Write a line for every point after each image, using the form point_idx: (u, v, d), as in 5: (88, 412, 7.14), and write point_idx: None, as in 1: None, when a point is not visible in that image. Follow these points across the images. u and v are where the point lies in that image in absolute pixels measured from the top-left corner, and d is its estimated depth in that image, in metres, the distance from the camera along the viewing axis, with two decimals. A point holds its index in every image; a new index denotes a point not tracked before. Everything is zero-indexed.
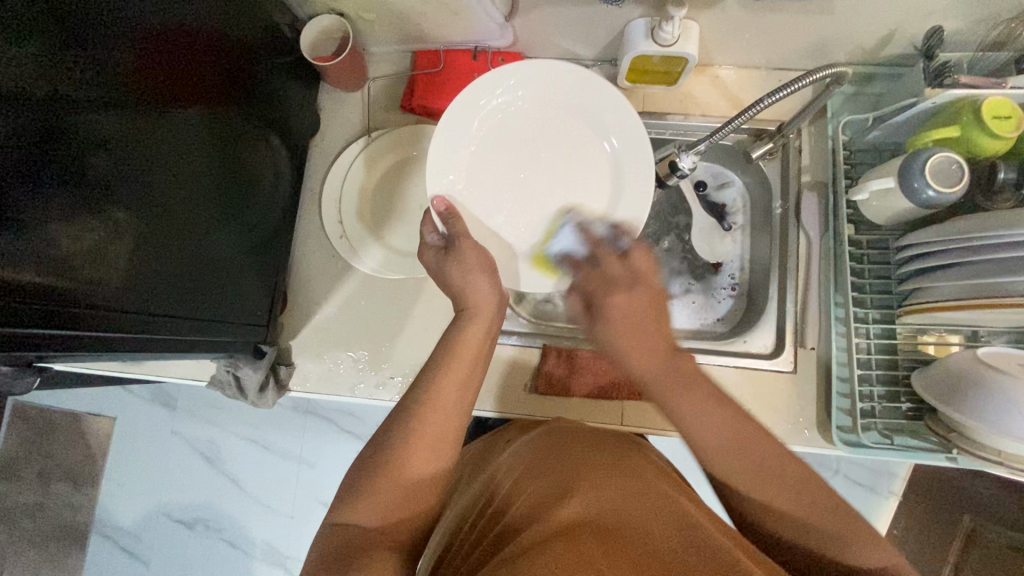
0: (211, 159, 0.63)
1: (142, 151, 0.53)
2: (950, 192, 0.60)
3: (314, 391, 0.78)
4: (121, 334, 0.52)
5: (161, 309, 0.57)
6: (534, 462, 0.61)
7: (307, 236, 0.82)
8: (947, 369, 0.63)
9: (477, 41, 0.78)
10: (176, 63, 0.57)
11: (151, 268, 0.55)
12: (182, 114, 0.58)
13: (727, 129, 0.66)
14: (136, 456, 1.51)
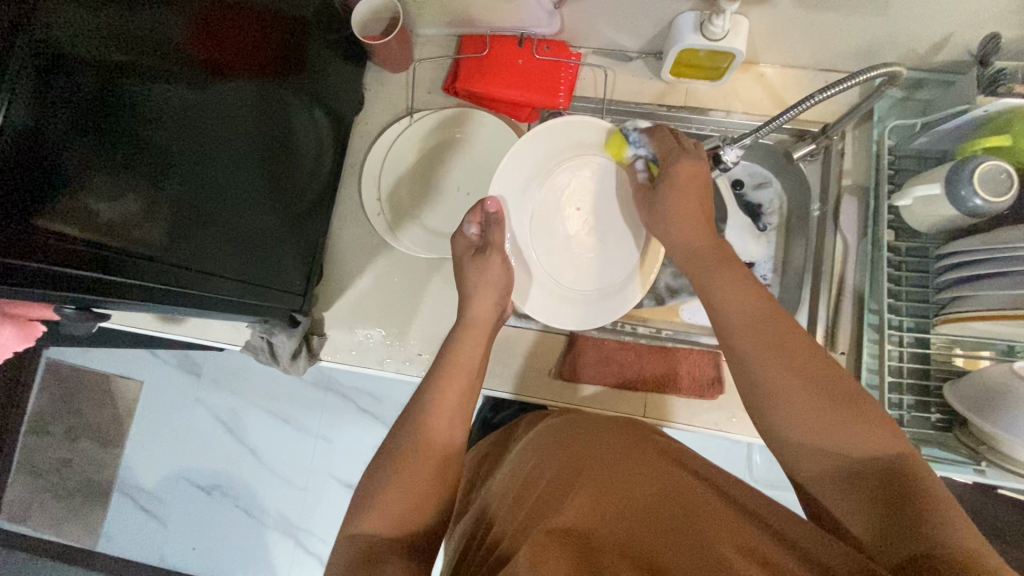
0: (257, 131, 0.65)
1: (190, 116, 0.55)
2: (996, 202, 0.60)
3: (343, 363, 0.80)
4: (161, 290, 0.54)
5: (204, 273, 0.59)
6: (551, 449, 0.62)
7: (346, 212, 0.83)
8: (981, 381, 0.63)
9: (524, 27, 0.79)
10: (229, 33, 0.58)
11: (193, 230, 0.57)
12: (233, 85, 0.60)
13: (775, 124, 0.64)
14: (161, 419, 1.56)
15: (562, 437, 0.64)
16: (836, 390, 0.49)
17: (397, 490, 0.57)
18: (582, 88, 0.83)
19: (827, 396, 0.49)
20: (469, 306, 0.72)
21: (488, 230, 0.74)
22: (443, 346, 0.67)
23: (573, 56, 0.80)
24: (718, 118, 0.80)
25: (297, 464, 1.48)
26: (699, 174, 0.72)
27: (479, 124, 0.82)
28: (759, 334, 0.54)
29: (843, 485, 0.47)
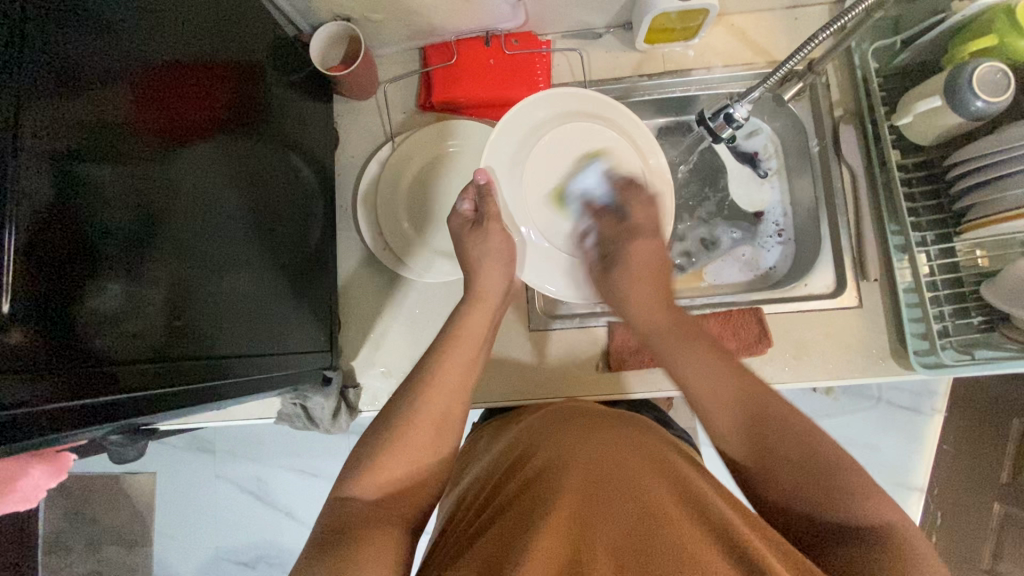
0: (234, 195, 0.59)
1: (170, 195, 0.49)
2: (997, 101, 0.60)
3: (386, 409, 0.76)
4: (189, 388, 0.48)
5: (220, 359, 0.53)
6: (549, 431, 0.57)
7: (348, 254, 0.79)
8: (1020, 276, 0.63)
9: (489, 26, 0.76)
10: (192, 96, 0.52)
11: (201, 317, 0.52)
12: (199, 150, 0.53)
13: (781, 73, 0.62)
14: (185, 506, 1.49)
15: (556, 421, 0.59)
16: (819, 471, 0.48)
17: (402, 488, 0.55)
18: (559, 75, 0.80)
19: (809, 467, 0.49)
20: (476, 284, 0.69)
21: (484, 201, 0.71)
22: (456, 360, 0.63)
23: (544, 45, 0.78)
24: (700, 76, 0.79)
25: None
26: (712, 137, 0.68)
27: (467, 135, 0.78)
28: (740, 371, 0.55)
29: (832, 537, 0.46)
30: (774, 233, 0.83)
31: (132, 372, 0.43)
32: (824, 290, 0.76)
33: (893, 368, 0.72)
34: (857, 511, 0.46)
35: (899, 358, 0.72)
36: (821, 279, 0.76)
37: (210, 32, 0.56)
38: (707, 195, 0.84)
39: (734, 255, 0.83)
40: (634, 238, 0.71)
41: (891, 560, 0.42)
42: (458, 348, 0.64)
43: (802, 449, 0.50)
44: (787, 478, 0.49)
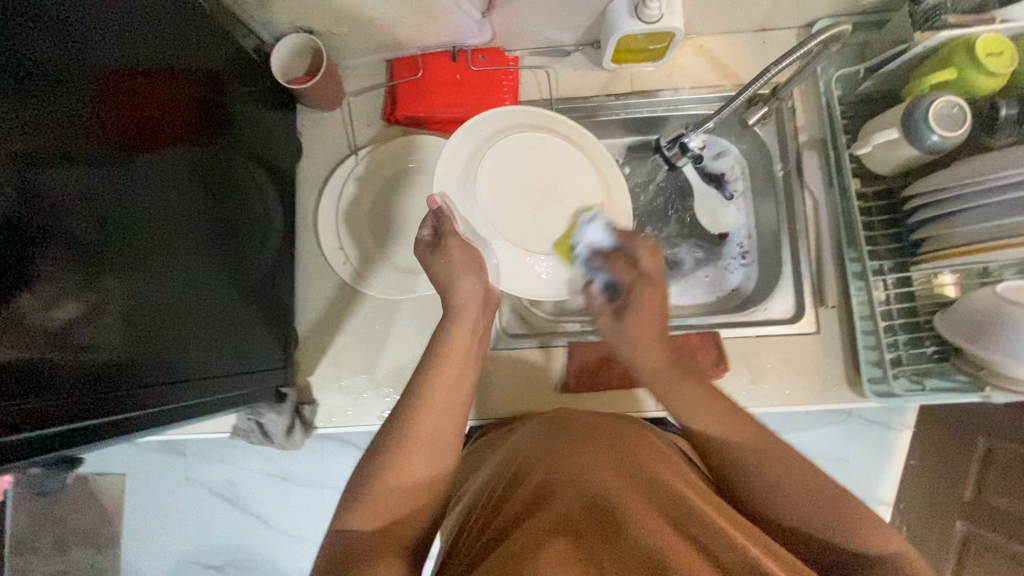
0: (195, 217, 0.59)
1: (127, 209, 0.49)
2: (952, 136, 0.61)
3: (342, 426, 0.75)
4: (125, 404, 0.49)
5: (166, 375, 0.53)
6: (544, 445, 0.57)
7: (309, 268, 0.78)
8: (970, 308, 0.64)
9: (455, 40, 0.75)
10: (150, 109, 0.53)
11: (153, 331, 0.52)
12: (159, 162, 0.54)
13: (735, 104, 0.63)
14: (156, 507, 1.47)
15: (552, 432, 0.60)
16: (809, 528, 0.51)
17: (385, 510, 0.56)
18: (526, 92, 0.80)
19: (795, 483, 0.53)
20: (454, 296, 0.66)
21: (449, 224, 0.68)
22: (443, 366, 0.63)
23: (511, 61, 0.78)
24: (668, 97, 0.79)
25: (306, 518, 1.44)
26: (668, 163, 0.70)
27: (433, 151, 0.78)
28: (732, 430, 0.57)
29: (843, 566, 0.50)
30: (737, 255, 0.83)
31: (66, 402, 0.43)
32: (782, 315, 0.76)
33: (847, 395, 0.73)
34: (831, 532, 0.51)
35: (854, 385, 0.73)
36: (780, 304, 0.77)
37: (173, 42, 0.56)
38: (671, 215, 0.84)
39: (695, 277, 0.83)
40: (643, 286, 0.64)
41: (884, 560, 0.48)
42: (443, 363, 0.63)
43: (796, 468, 0.53)
44: (789, 497, 0.53)
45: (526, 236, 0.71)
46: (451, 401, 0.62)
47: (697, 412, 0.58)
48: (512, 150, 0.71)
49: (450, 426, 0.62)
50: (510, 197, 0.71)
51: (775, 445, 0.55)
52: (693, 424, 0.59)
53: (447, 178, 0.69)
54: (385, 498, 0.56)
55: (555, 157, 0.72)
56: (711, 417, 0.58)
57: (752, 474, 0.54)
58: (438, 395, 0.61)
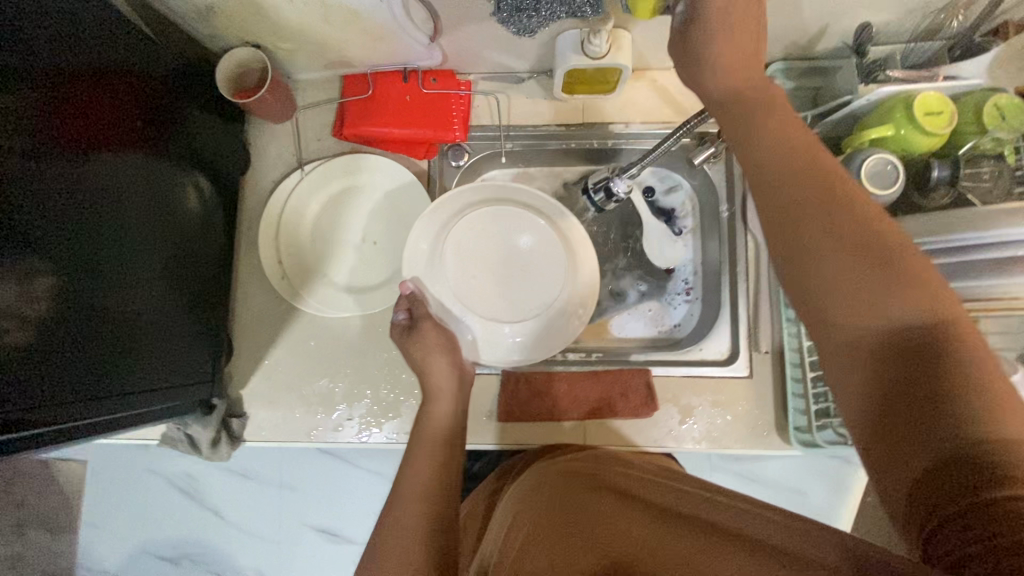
0: (129, 229, 0.62)
1: (55, 199, 0.53)
2: (883, 194, 0.60)
3: (270, 440, 0.76)
4: (29, 385, 0.50)
5: (78, 364, 0.55)
6: (531, 496, 0.57)
7: (249, 280, 0.79)
8: None
9: (406, 61, 0.75)
10: (85, 109, 0.57)
11: (69, 321, 0.54)
12: (93, 158, 0.58)
13: (662, 146, 0.62)
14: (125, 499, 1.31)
15: (539, 482, 0.60)
16: (878, 253, 0.41)
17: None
18: (477, 116, 0.80)
19: (866, 252, 0.42)
20: (428, 379, 0.69)
21: (417, 309, 0.74)
22: (427, 438, 0.65)
23: (462, 85, 0.78)
24: (618, 130, 0.78)
25: (262, 520, 1.27)
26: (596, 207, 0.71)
27: (378, 172, 0.78)
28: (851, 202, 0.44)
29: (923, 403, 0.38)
30: (682, 291, 0.83)
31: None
32: (716, 357, 0.76)
33: (775, 442, 0.73)
34: (900, 309, 0.40)
35: (782, 432, 0.73)
36: (715, 344, 0.77)
37: (113, 47, 0.60)
38: (619, 247, 0.84)
39: (640, 310, 0.83)
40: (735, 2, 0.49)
41: (975, 395, 0.37)
42: (423, 442, 0.65)
43: (863, 229, 0.43)
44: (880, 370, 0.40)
45: (496, 308, 0.79)
46: (442, 443, 0.65)
47: (781, 130, 0.47)
48: (475, 226, 0.79)
49: (449, 480, 0.63)
50: (479, 271, 0.79)
51: (832, 171, 0.45)
52: (761, 148, 0.48)
53: (414, 266, 0.76)
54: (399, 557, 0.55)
55: (519, 230, 0.79)
56: (821, 233, 0.43)
57: (829, 293, 0.43)
58: (428, 444, 0.64)
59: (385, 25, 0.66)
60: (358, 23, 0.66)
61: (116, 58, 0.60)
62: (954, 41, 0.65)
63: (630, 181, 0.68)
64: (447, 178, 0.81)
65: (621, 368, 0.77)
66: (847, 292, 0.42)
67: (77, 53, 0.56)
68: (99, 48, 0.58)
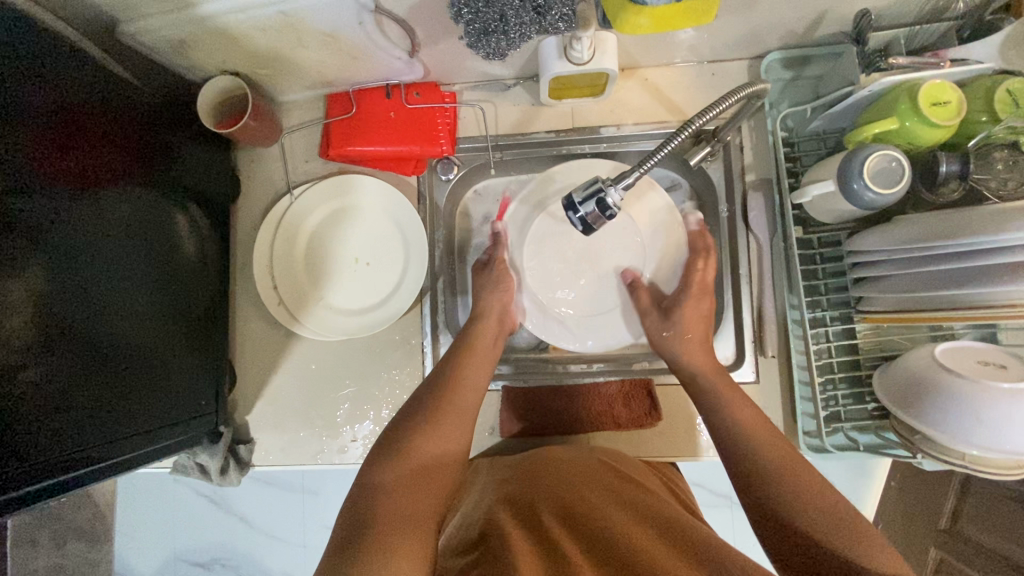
0: (121, 270, 0.62)
1: (50, 240, 0.55)
2: (889, 193, 0.57)
3: (278, 464, 0.77)
4: (28, 428, 0.51)
5: (77, 403, 0.55)
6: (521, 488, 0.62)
7: (248, 308, 0.80)
8: (905, 372, 0.61)
9: (387, 78, 0.74)
10: (74, 148, 0.57)
11: (68, 359, 0.55)
12: (87, 195, 0.59)
13: (660, 154, 0.51)
14: (152, 512, 1.30)
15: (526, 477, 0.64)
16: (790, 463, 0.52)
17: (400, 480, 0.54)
18: (465, 129, 0.78)
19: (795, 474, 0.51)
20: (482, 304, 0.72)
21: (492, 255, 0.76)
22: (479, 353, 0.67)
23: (447, 97, 0.76)
24: (610, 133, 0.76)
25: (287, 524, 1.26)
26: (584, 228, 0.52)
27: (367, 192, 0.78)
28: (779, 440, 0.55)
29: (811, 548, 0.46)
30: None
31: None
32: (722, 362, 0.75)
33: None
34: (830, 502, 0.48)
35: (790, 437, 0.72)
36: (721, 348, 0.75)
37: (99, 84, 0.60)
38: None
39: None
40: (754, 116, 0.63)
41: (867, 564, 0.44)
42: (474, 356, 0.67)
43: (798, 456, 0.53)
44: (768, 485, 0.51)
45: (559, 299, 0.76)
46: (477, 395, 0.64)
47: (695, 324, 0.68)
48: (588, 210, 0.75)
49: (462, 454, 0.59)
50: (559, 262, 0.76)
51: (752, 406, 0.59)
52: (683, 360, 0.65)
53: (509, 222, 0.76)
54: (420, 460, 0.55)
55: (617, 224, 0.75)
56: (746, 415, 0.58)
57: (775, 483, 0.51)
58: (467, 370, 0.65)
59: (362, 45, 0.64)
60: (334, 45, 0.65)
61: (91, 96, 0.59)
62: (961, 19, 0.61)
63: (627, 190, 0.51)
64: (437, 192, 0.80)
65: (622, 379, 0.76)
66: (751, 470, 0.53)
67: (58, 91, 0.56)
68: (84, 86, 0.59)
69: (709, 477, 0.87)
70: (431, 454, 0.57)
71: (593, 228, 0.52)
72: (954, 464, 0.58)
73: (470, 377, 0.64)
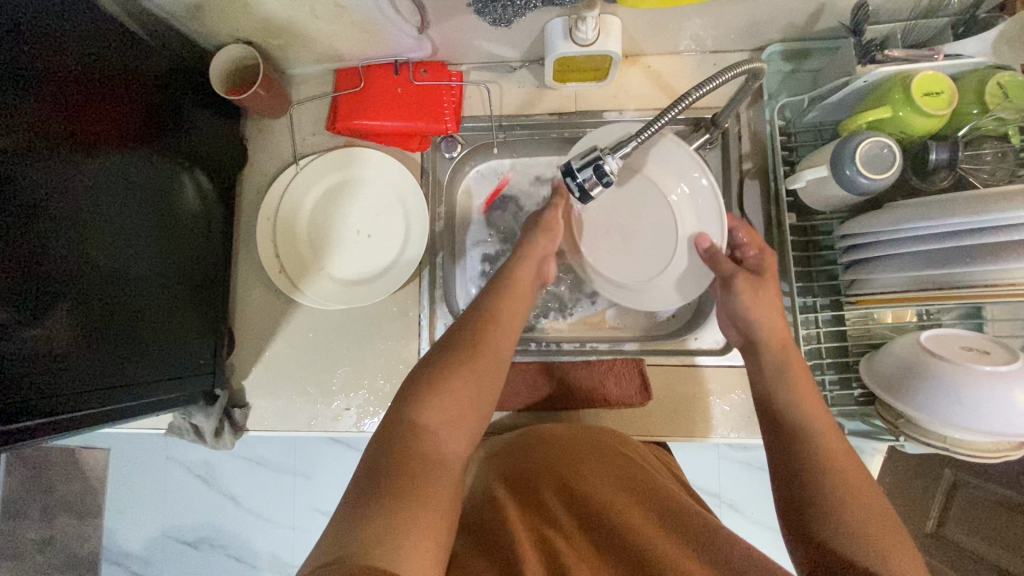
0: (132, 230, 0.63)
1: (74, 197, 0.56)
2: (880, 178, 0.58)
3: (271, 430, 0.78)
4: (46, 375, 0.52)
5: (88, 355, 0.57)
6: (530, 466, 0.62)
7: (249, 275, 0.81)
8: (892, 356, 0.62)
9: (395, 54, 0.75)
10: (93, 108, 0.59)
11: (84, 315, 0.56)
12: (106, 156, 0.60)
13: (657, 125, 0.53)
14: (142, 488, 1.29)
15: (543, 449, 0.64)
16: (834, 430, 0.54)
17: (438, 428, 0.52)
18: (470, 108, 0.80)
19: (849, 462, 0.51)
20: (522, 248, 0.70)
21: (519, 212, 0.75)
22: (514, 296, 0.65)
23: (453, 76, 0.78)
24: (612, 118, 0.78)
25: (278, 504, 1.25)
26: (579, 195, 0.54)
27: (370, 165, 0.80)
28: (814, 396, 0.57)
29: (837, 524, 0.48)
30: None
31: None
32: (713, 346, 0.76)
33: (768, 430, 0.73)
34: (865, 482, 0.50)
35: None
36: (711, 334, 0.77)
37: (116, 48, 0.62)
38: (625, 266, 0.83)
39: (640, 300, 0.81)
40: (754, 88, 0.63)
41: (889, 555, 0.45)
42: (505, 300, 0.64)
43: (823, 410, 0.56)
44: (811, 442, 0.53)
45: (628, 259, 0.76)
46: (507, 343, 0.61)
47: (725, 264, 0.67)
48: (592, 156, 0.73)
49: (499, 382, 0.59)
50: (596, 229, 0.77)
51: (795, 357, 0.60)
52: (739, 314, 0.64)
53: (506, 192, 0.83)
54: (449, 415, 0.54)
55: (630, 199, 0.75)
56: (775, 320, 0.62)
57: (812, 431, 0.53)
58: (509, 309, 0.64)
59: (373, 18, 0.66)
60: (345, 18, 0.66)
61: (109, 58, 0.61)
62: (959, 15, 0.63)
63: (624, 159, 0.53)
64: (441, 169, 0.82)
65: (614, 359, 0.77)
66: (795, 433, 0.54)
67: (79, 51, 0.58)
68: (106, 50, 0.61)
69: (700, 472, 0.94)
70: (465, 399, 0.55)
71: (588, 196, 0.54)
72: (936, 446, 0.60)
73: (505, 320, 0.62)
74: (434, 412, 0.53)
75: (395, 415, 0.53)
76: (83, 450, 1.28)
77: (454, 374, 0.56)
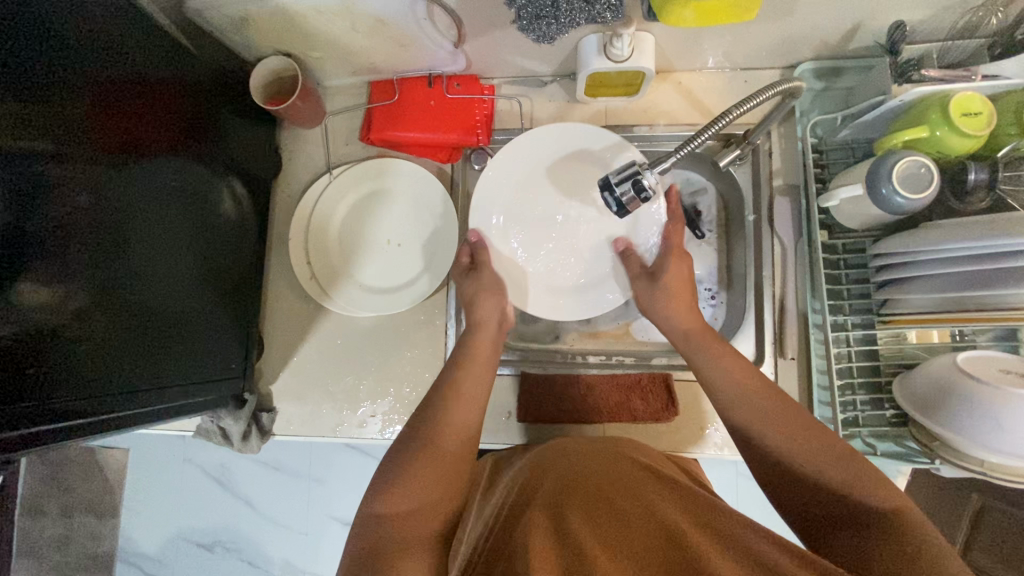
0: (170, 234, 0.65)
1: (118, 201, 0.58)
2: (917, 198, 0.58)
3: (297, 434, 0.79)
4: (87, 375, 0.54)
5: (127, 357, 0.58)
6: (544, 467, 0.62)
7: (280, 281, 0.83)
8: (928, 377, 0.61)
9: (430, 67, 0.77)
10: (140, 116, 0.61)
11: (124, 317, 0.58)
12: (149, 162, 0.62)
13: (697, 141, 0.53)
14: (159, 488, 1.30)
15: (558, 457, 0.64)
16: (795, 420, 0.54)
17: (416, 496, 0.54)
18: (501, 120, 0.81)
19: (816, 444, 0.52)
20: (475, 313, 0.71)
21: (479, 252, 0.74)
22: (478, 360, 0.66)
23: (486, 90, 0.79)
24: (642, 132, 0.79)
25: (293, 510, 1.26)
26: (618, 211, 0.54)
27: (399, 175, 0.81)
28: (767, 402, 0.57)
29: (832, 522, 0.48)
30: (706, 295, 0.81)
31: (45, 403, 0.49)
32: None
33: None
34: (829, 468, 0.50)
35: None
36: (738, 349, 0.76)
37: (165, 56, 0.64)
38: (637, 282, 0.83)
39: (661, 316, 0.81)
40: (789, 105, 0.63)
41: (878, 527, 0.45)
42: (471, 364, 0.65)
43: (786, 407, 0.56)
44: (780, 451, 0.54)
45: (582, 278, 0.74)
46: (478, 400, 0.63)
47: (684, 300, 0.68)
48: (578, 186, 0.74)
49: (474, 441, 0.61)
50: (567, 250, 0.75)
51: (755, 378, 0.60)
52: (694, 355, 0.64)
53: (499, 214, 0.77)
54: (426, 477, 0.55)
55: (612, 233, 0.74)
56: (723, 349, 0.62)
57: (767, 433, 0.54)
58: (474, 368, 0.65)
59: (411, 33, 0.67)
60: (384, 32, 0.68)
61: (158, 66, 0.63)
62: (995, 36, 0.62)
63: (662, 174, 0.54)
64: (471, 181, 0.83)
65: (641, 373, 0.77)
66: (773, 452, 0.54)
67: (131, 59, 0.60)
68: (156, 58, 0.63)
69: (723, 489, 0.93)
70: (440, 469, 0.56)
71: (626, 211, 0.54)
72: (974, 470, 0.58)
73: (470, 378, 0.64)
74: (415, 480, 0.55)
75: (374, 487, 0.56)
76: (102, 450, 1.29)
77: (423, 445, 0.57)
